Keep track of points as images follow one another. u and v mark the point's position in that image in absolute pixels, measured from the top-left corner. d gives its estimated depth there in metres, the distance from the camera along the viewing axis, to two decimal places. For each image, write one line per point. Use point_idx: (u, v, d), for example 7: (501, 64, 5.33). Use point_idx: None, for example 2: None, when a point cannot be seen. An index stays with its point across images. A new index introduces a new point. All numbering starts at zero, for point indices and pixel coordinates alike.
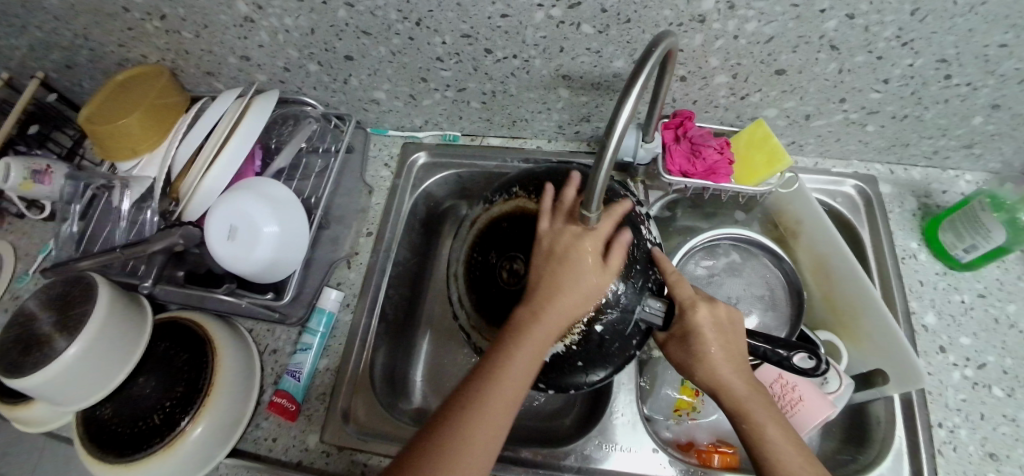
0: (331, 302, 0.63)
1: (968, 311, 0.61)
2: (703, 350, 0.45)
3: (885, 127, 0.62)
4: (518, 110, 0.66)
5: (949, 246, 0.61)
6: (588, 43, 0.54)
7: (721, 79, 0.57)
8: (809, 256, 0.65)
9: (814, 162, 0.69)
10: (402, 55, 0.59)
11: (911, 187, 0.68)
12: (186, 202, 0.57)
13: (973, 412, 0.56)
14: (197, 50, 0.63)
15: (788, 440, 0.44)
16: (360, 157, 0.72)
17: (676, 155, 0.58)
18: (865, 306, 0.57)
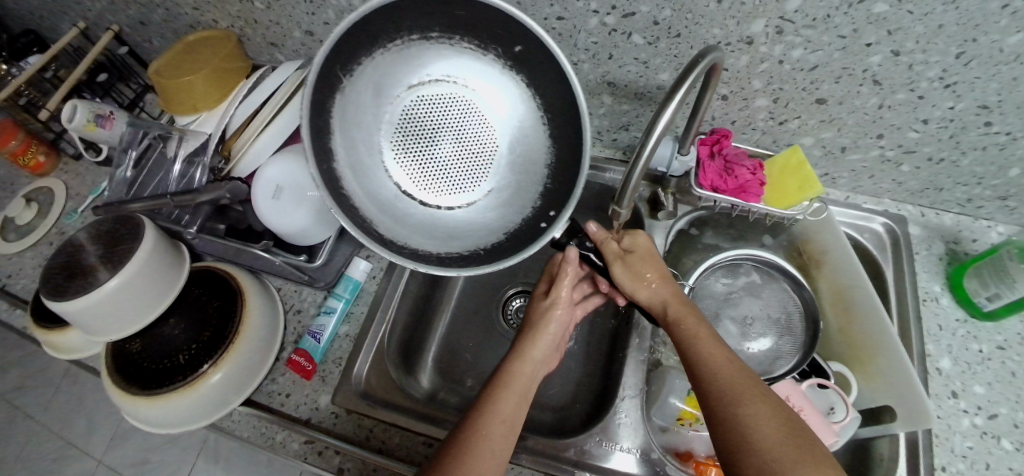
0: (359, 271, 0.66)
1: (986, 361, 0.61)
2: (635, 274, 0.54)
3: (920, 168, 0.63)
4: None
5: (973, 292, 0.61)
6: (637, 53, 0.56)
7: (762, 103, 0.59)
8: (831, 287, 0.65)
9: (845, 196, 0.70)
10: None
11: (940, 232, 0.68)
12: (238, 159, 0.61)
13: (980, 461, 0.56)
14: (266, 21, 0.67)
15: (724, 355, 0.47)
16: None
17: (709, 170, 0.59)
18: (881, 342, 0.58)
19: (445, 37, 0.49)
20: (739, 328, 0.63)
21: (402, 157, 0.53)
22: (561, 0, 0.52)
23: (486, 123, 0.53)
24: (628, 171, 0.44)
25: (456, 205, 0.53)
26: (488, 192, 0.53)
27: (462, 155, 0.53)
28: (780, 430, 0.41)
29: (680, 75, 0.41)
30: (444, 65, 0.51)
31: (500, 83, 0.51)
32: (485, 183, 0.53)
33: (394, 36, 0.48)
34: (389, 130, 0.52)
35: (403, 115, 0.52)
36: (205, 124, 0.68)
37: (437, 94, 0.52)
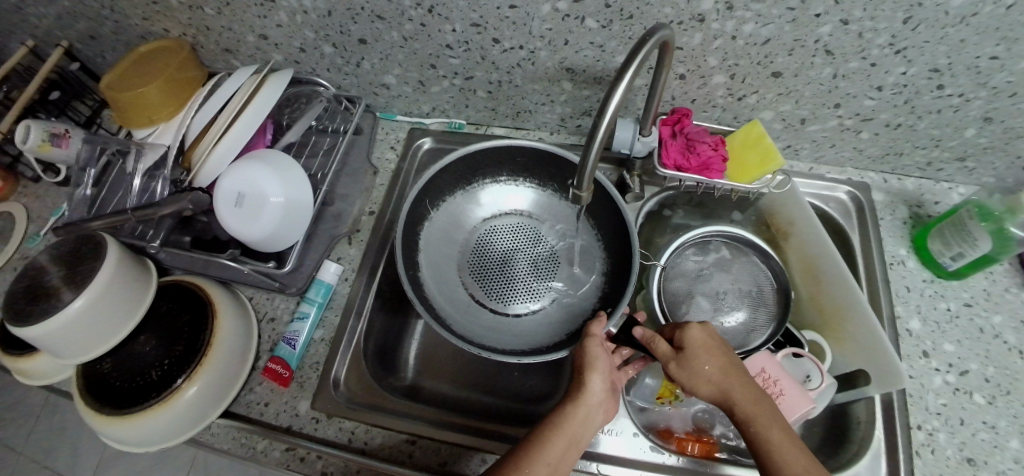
0: (329, 274, 0.65)
1: (954, 319, 0.62)
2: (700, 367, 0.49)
3: (879, 135, 0.64)
4: (522, 100, 0.68)
5: (937, 253, 0.62)
6: (592, 37, 0.56)
7: (719, 80, 0.59)
8: (800, 258, 0.66)
9: (809, 167, 0.71)
10: (413, 41, 0.62)
11: (903, 197, 0.69)
12: (197, 170, 0.60)
13: (953, 417, 0.57)
14: (219, 27, 0.66)
15: (802, 462, 0.44)
16: (368, 139, 0.75)
17: (671, 149, 0.60)
18: (850, 307, 0.59)
19: (512, 179, 0.68)
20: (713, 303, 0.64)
21: (477, 272, 0.65)
22: None
23: (548, 242, 0.66)
24: (590, 131, 0.41)
25: (521, 312, 0.63)
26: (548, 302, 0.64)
27: (528, 269, 0.65)
28: None
29: (628, 56, 0.41)
30: (511, 199, 0.68)
31: (560, 212, 0.67)
32: (549, 291, 0.64)
33: (473, 179, 0.67)
34: (468, 249, 0.67)
35: (481, 239, 0.67)
36: (162, 135, 0.66)
37: (507, 223, 0.67)
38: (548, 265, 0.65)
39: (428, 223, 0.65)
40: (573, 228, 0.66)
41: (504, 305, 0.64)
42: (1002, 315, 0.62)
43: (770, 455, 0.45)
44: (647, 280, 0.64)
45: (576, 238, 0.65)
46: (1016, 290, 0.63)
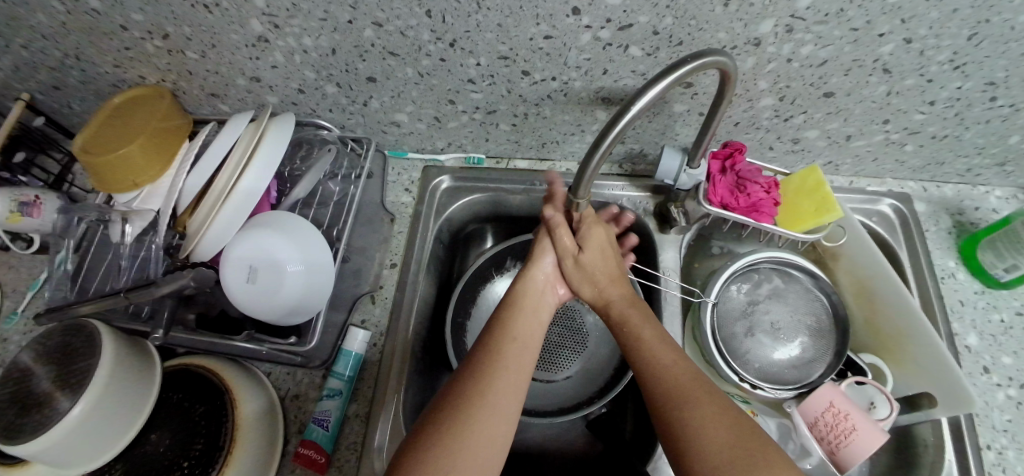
0: (358, 343, 0.58)
1: (1008, 331, 0.60)
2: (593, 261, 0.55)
3: (923, 146, 0.61)
4: (549, 131, 0.63)
5: (988, 266, 0.61)
6: (635, 65, 0.51)
7: (767, 102, 0.55)
8: (850, 278, 0.63)
9: (848, 181, 0.68)
10: (430, 76, 0.56)
11: (944, 205, 0.67)
12: (195, 242, 0.52)
13: (1019, 433, 0.56)
14: (202, 71, 0.58)
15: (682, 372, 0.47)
16: (380, 182, 0.68)
17: (720, 185, 0.56)
18: (911, 332, 0.56)
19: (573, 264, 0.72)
20: (771, 338, 0.60)
21: None
22: (549, 17, 0.46)
23: (584, 327, 0.70)
24: (610, 119, 0.41)
25: (539, 376, 0.67)
26: (568, 375, 0.67)
27: (558, 343, 0.69)
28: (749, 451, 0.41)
29: (662, 70, 0.40)
30: None
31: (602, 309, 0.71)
32: (567, 368, 0.67)
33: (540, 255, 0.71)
34: None
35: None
36: (149, 200, 0.58)
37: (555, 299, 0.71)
38: (578, 351, 0.68)
39: (489, 289, 0.72)
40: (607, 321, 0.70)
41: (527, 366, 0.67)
42: None
43: (649, 362, 0.48)
44: (698, 317, 0.60)
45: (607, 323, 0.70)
46: None
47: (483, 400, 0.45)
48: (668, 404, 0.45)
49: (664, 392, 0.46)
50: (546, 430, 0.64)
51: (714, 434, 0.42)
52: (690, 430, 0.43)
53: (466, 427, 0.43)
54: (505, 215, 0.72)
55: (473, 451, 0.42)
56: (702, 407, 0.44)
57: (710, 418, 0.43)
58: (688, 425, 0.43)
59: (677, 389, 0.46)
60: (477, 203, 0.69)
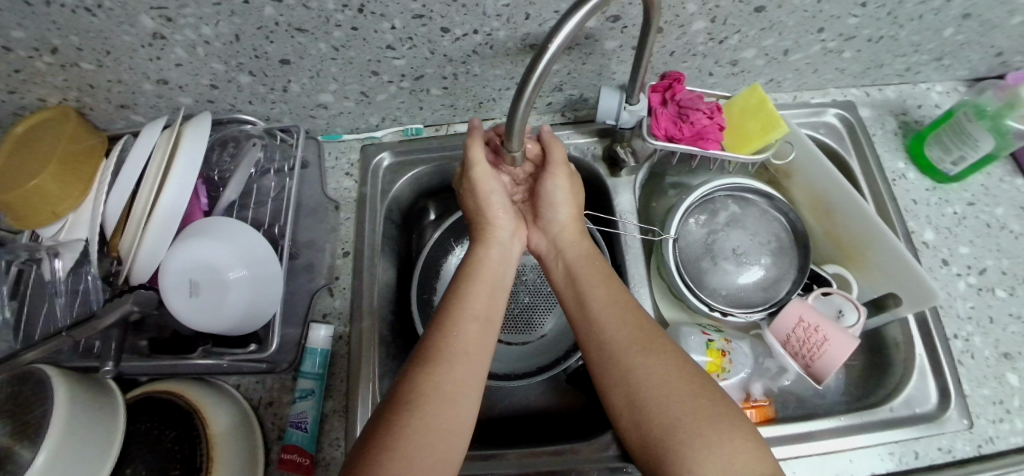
0: (321, 339, 0.55)
1: (962, 221, 0.61)
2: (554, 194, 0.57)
3: (861, 51, 0.60)
4: (483, 90, 0.60)
5: (936, 161, 0.61)
6: (555, 5, 0.49)
7: (699, 26, 0.54)
8: (806, 195, 0.63)
9: (792, 96, 0.66)
10: (346, 50, 0.53)
11: (888, 107, 0.66)
12: (129, 265, 0.49)
13: (982, 318, 0.58)
14: (104, 82, 0.54)
15: (621, 308, 0.50)
16: (317, 170, 0.63)
17: (662, 118, 0.54)
18: (869, 236, 0.57)
19: None
20: (734, 264, 0.60)
21: None
22: None
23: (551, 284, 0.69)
24: (528, 63, 0.37)
25: (514, 340, 0.66)
26: (543, 334, 0.67)
27: (528, 305, 0.68)
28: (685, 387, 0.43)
29: (576, 2, 0.37)
30: None
31: None
32: (541, 327, 0.67)
33: None
34: None
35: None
36: (76, 229, 0.55)
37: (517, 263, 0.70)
38: (551, 309, 0.68)
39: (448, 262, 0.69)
40: None
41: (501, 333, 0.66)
42: (1002, 206, 0.62)
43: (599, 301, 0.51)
44: (662, 254, 0.60)
45: None
46: (1009, 179, 0.64)
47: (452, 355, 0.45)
48: (630, 348, 0.46)
49: (627, 338, 0.47)
50: (530, 391, 0.63)
51: (670, 384, 0.43)
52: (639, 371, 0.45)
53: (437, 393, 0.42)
54: (455, 184, 0.69)
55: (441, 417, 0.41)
56: (659, 353, 0.46)
57: (661, 367, 0.45)
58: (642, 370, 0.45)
59: (636, 336, 0.47)
60: (436, 170, 0.65)
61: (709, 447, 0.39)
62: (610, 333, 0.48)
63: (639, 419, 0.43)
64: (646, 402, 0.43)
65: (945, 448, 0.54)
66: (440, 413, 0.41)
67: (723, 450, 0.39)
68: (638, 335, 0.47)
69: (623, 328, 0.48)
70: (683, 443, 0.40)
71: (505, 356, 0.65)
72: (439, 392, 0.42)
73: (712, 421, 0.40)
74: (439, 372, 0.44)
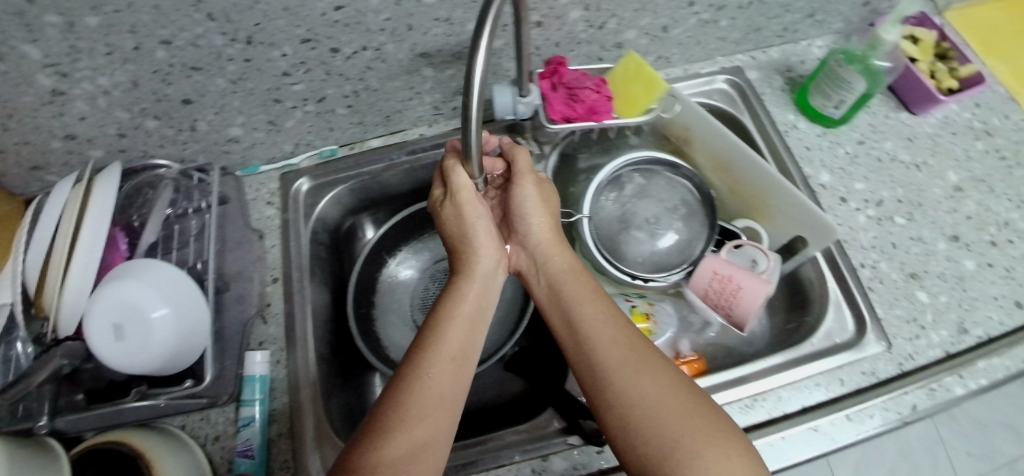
0: (258, 365, 0.56)
1: (855, 160, 0.65)
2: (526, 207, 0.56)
3: (736, 18, 0.64)
4: (386, 104, 0.62)
5: (820, 108, 0.65)
6: (435, 12, 0.52)
7: (576, 14, 0.56)
8: (707, 157, 0.65)
9: (683, 69, 0.70)
10: (244, 82, 0.55)
11: (773, 66, 0.71)
12: (55, 317, 0.49)
13: (885, 246, 0.61)
14: (11, 146, 0.55)
15: (609, 321, 0.49)
16: (238, 203, 0.64)
17: (555, 102, 0.57)
18: (767, 187, 0.60)
19: None
20: (647, 233, 0.62)
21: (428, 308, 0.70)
22: None
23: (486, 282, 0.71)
24: (465, 73, 0.36)
25: None
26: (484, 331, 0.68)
27: None
28: (680, 406, 0.42)
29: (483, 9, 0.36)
30: None
31: None
32: None
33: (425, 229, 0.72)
34: (417, 288, 0.70)
35: (429, 280, 0.71)
36: None
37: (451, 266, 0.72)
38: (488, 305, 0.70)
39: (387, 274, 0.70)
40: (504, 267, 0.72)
41: None
42: (890, 141, 0.67)
43: (588, 315, 0.50)
44: (580, 236, 0.62)
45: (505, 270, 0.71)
46: (893, 115, 0.68)
47: (435, 387, 0.44)
48: (620, 366, 0.45)
49: (618, 356, 0.46)
50: (477, 387, 0.65)
51: (664, 404, 0.42)
52: (632, 389, 0.43)
53: (419, 430, 0.41)
54: (379, 199, 0.70)
55: (421, 454, 0.40)
56: (651, 370, 0.44)
57: (655, 385, 0.43)
58: (635, 390, 0.43)
59: (627, 353, 0.46)
60: (359, 187, 0.67)
61: (706, 464, 0.38)
62: (598, 351, 0.46)
63: (633, 439, 0.41)
64: (640, 422, 0.41)
65: (869, 372, 0.56)
66: (419, 448, 0.40)
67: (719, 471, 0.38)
68: (629, 351, 0.46)
69: (613, 346, 0.46)
70: (679, 463, 0.39)
71: None
72: (419, 429, 0.41)
73: (707, 439, 0.40)
74: (422, 409, 0.42)
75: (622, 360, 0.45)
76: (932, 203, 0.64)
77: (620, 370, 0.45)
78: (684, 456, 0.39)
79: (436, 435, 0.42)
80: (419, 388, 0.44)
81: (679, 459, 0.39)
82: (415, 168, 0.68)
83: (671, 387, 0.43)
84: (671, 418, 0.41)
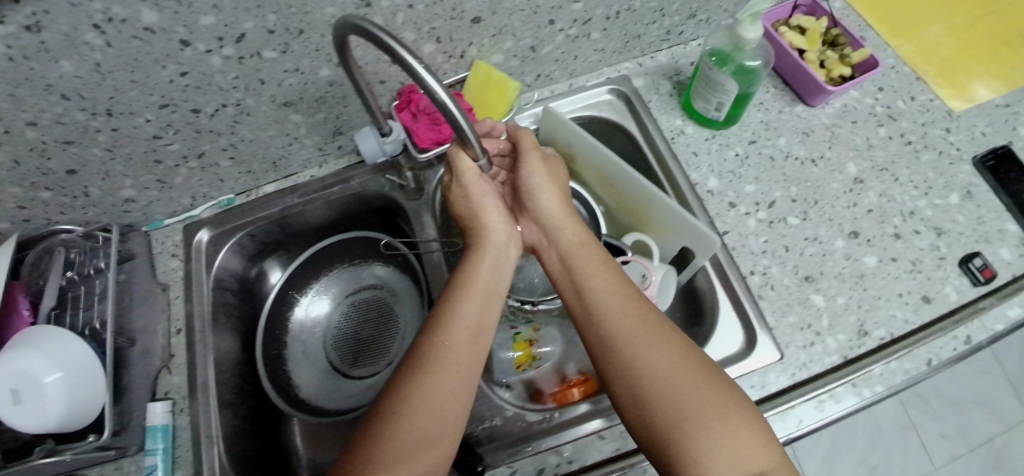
0: (159, 415, 0.58)
1: (745, 162, 0.63)
2: (530, 186, 0.56)
3: (607, 29, 0.63)
4: (267, 152, 0.64)
5: (704, 112, 0.63)
6: (281, 65, 0.54)
7: (430, 48, 0.57)
8: (592, 172, 0.64)
9: (568, 84, 0.69)
10: (121, 148, 0.57)
11: (661, 72, 0.69)
12: None
13: (777, 250, 0.59)
14: None
15: (619, 295, 0.50)
16: (144, 259, 0.67)
17: (421, 132, 0.59)
18: (648, 200, 0.59)
19: (363, 259, 0.74)
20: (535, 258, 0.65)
21: (339, 343, 0.70)
22: (168, 57, 0.49)
23: (395, 311, 0.72)
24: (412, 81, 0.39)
25: (368, 374, 0.69)
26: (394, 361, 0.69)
27: (376, 336, 0.70)
28: (687, 378, 0.44)
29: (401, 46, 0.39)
30: (364, 276, 0.73)
31: (405, 285, 0.73)
32: (391, 354, 0.70)
33: (330, 265, 0.73)
34: (326, 324, 0.71)
35: (339, 314, 0.71)
36: None
37: (360, 297, 0.72)
38: (397, 336, 0.70)
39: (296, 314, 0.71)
40: (411, 295, 0.72)
41: (354, 370, 0.69)
42: (784, 137, 0.65)
43: (594, 291, 0.50)
44: None
45: (412, 298, 0.72)
46: (787, 110, 0.66)
47: (444, 370, 0.46)
48: (631, 337, 0.47)
49: (632, 329, 0.47)
50: None
51: (680, 374, 0.44)
52: (644, 362, 0.45)
53: (427, 414, 0.43)
54: (283, 240, 0.72)
55: (428, 439, 0.43)
56: (663, 343, 0.46)
57: (666, 358, 0.45)
58: (654, 360, 0.45)
59: (643, 325, 0.47)
60: (258, 232, 0.69)
61: (714, 440, 0.41)
62: (612, 325, 0.48)
63: (647, 412, 0.43)
64: (652, 396, 0.43)
65: (759, 384, 0.54)
66: (423, 427, 0.43)
67: (727, 439, 0.41)
68: (641, 324, 0.47)
69: (624, 318, 0.48)
70: (691, 437, 0.41)
71: (360, 393, 0.68)
72: (423, 414, 0.43)
73: (716, 410, 0.42)
74: (433, 396, 0.44)
75: (631, 334, 0.47)
76: (829, 199, 0.62)
77: (630, 344, 0.46)
78: (695, 432, 0.41)
79: (446, 418, 0.44)
80: (427, 373, 0.45)
81: (690, 434, 0.41)
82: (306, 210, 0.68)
83: (679, 359, 0.45)
84: (683, 391, 0.43)
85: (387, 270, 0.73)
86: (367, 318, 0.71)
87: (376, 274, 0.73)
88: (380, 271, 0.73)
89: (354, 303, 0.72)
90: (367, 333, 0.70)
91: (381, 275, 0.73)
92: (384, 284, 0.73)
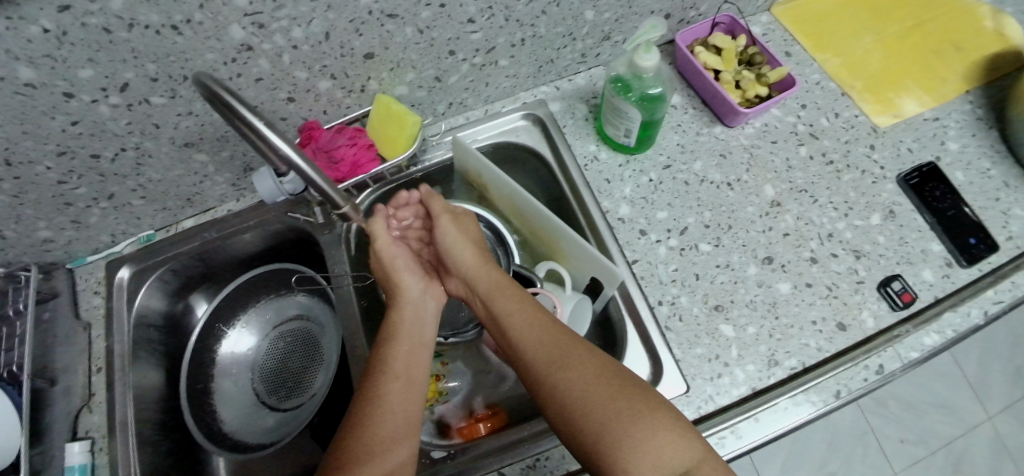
0: (77, 455, 0.58)
1: (658, 187, 0.62)
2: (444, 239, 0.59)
3: (516, 56, 0.62)
4: (180, 189, 0.65)
5: (616, 137, 0.62)
6: (173, 110, 0.53)
7: (326, 84, 0.57)
8: (505, 202, 0.64)
9: (485, 110, 0.69)
10: (26, 194, 0.56)
11: (578, 95, 0.69)
12: None
13: (687, 278, 0.58)
14: None
15: (535, 325, 0.50)
16: (66, 297, 0.67)
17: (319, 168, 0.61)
18: (553, 230, 0.58)
19: (283, 292, 0.77)
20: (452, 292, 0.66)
21: (266, 376, 0.72)
22: (54, 109, 0.48)
23: (318, 339, 0.75)
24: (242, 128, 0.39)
25: (297, 403, 0.72)
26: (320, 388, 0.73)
27: (300, 366, 0.73)
28: (606, 394, 0.44)
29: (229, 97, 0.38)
30: (285, 308, 0.76)
31: (323, 313, 0.76)
32: (316, 382, 0.73)
33: (252, 300, 0.76)
34: (253, 359, 0.73)
35: (266, 347, 0.74)
36: None
37: (284, 330, 0.75)
38: (321, 364, 0.74)
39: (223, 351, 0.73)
40: (331, 322, 0.76)
41: (284, 401, 0.72)
42: (700, 161, 0.64)
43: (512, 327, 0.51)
44: None
45: (331, 325, 0.76)
46: (704, 132, 0.65)
47: (373, 428, 0.46)
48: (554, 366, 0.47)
49: (550, 358, 0.48)
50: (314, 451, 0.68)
51: (600, 394, 0.44)
52: (563, 390, 0.45)
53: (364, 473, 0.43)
54: (208, 274, 0.73)
55: None
56: (581, 366, 0.46)
57: (586, 379, 0.46)
58: (573, 385, 0.45)
59: (560, 353, 0.48)
60: (180, 268, 0.69)
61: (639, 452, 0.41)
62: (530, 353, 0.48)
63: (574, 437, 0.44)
64: (577, 419, 0.44)
65: None
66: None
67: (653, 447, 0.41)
68: (557, 352, 0.48)
69: (540, 349, 0.48)
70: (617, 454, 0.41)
71: (290, 422, 0.71)
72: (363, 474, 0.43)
73: (639, 422, 0.42)
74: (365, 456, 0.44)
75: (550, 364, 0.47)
76: (743, 224, 0.61)
77: (549, 374, 0.47)
78: (620, 447, 0.42)
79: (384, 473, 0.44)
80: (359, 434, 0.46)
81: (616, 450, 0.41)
82: (222, 244, 0.69)
83: (599, 377, 0.46)
84: (604, 409, 0.44)
85: (306, 299, 0.77)
86: (291, 349, 0.74)
87: (298, 304, 0.76)
88: (300, 300, 0.77)
89: (280, 335, 0.74)
90: (293, 364, 0.73)
91: (301, 305, 0.76)
92: (305, 315, 0.76)
